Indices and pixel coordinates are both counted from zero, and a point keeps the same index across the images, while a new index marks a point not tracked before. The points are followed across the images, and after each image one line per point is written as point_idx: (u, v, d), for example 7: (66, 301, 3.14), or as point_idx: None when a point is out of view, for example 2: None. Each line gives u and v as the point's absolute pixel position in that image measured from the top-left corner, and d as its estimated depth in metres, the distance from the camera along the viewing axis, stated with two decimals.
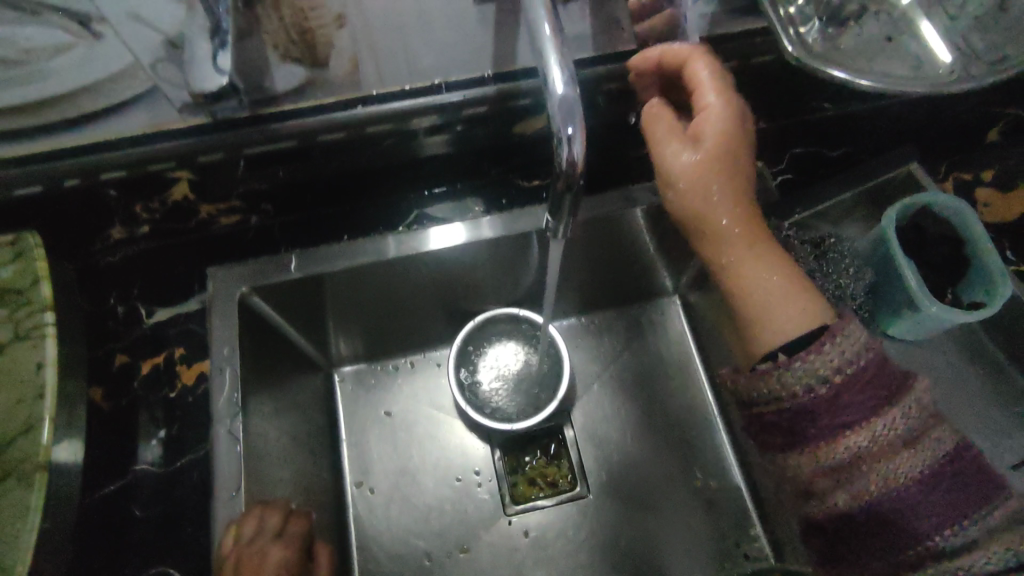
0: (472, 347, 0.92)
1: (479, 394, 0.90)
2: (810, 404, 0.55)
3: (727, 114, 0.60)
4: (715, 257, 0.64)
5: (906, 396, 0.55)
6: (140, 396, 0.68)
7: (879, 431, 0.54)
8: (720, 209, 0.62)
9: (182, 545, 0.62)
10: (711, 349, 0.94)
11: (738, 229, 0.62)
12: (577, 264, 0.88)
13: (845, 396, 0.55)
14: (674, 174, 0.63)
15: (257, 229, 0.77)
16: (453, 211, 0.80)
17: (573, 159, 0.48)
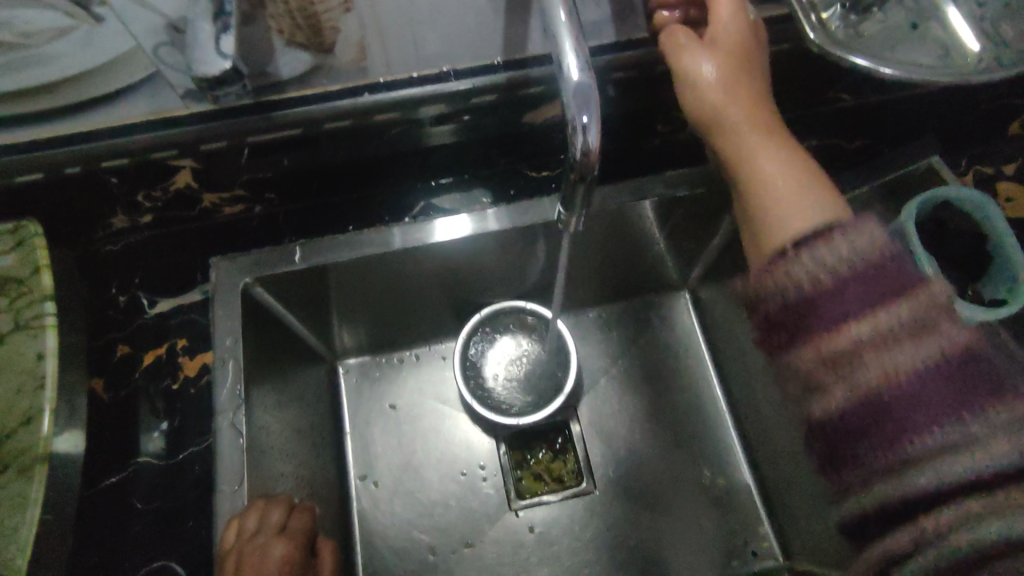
0: (477, 341, 0.90)
1: (483, 388, 0.89)
2: (809, 292, 0.47)
3: (739, 20, 0.57)
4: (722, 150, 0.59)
5: (924, 291, 0.45)
6: (140, 387, 0.67)
7: (882, 319, 0.44)
8: (728, 99, 0.58)
9: (183, 540, 0.62)
10: (721, 344, 0.92)
11: (741, 115, 0.58)
12: (586, 257, 0.86)
13: (847, 284, 0.46)
14: (702, 88, 0.58)
15: (260, 219, 0.76)
16: (460, 203, 0.79)
17: (587, 148, 0.47)
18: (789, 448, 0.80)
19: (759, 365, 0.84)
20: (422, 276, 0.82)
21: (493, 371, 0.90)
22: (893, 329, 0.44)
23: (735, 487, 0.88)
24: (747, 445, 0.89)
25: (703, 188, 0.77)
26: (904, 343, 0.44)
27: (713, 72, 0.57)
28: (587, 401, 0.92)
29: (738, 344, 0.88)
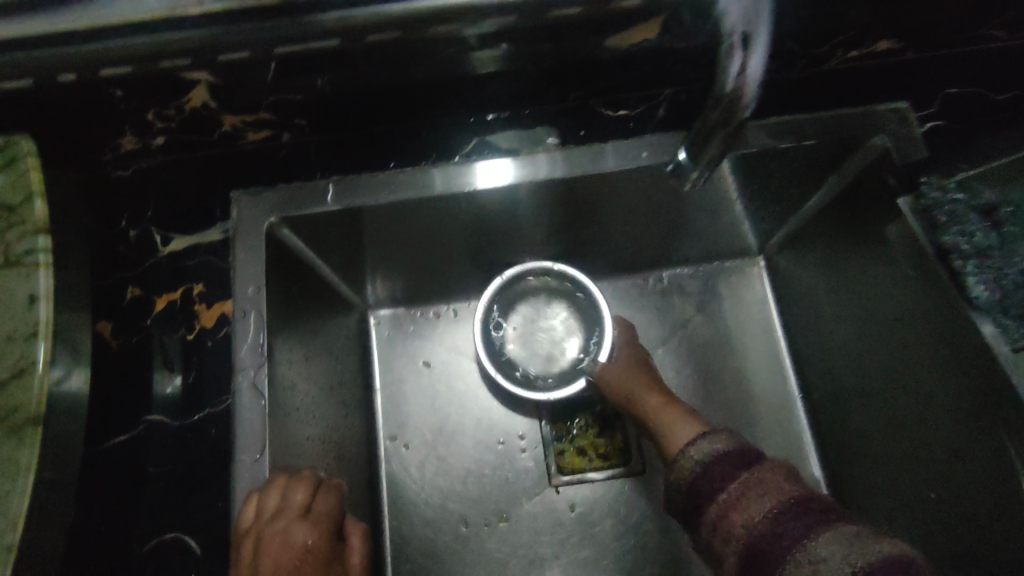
0: (536, 284, 0.83)
1: (507, 358, 0.81)
2: (693, 480, 0.53)
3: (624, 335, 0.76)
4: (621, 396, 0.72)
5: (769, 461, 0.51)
6: (152, 334, 0.61)
7: (748, 476, 0.50)
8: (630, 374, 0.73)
9: (198, 507, 0.56)
10: (799, 323, 0.81)
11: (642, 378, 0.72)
12: (654, 213, 0.75)
13: (718, 463, 0.53)
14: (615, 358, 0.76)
15: (289, 147, 0.65)
16: (522, 141, 0.67)
17: (745, 73, 0.40)
18: (872, 449, 0.70)
19: (847, 352, 0.72)
20: (463, 225, 0.72)
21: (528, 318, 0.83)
22: (747, 479, 0.50)
23: None
24: (820, 439, 0.79)
25: (812, 140, 0.64)
26: (740, 479, 0.50)
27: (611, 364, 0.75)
28: None
29: (821, 325, 0.76)
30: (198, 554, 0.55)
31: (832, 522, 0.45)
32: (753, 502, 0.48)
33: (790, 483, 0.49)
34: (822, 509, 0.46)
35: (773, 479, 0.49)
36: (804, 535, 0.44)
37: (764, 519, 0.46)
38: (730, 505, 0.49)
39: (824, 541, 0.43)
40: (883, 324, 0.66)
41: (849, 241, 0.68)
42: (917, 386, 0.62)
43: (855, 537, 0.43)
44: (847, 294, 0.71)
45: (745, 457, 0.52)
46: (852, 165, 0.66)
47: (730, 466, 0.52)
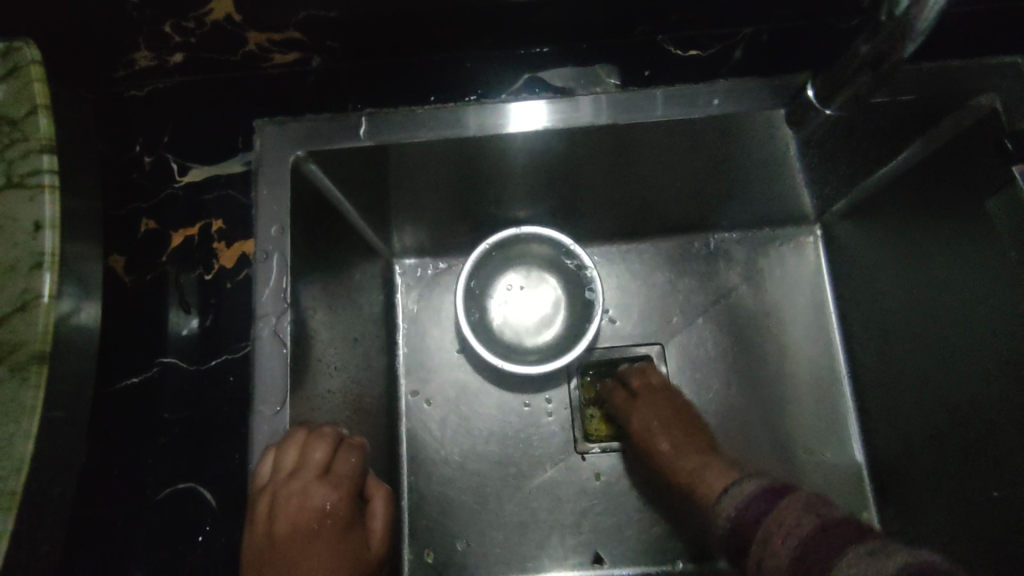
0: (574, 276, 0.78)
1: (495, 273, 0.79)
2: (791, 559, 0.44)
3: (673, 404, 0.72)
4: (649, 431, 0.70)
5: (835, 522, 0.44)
6: (168, 272, 0.56)
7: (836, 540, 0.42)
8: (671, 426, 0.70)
9: (214, 457, 0.53)
10: (855, 298, 0.75)
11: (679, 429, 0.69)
12: (710, 169, 0.68)
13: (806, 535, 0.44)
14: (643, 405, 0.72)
15: (320, 74, 0.59)
16: (577, 79, 0.59)
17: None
18: (925, 438, 0.65)
19: (905, 333, 0.67)
20: (501, 170, 0.65)
21: (534, 296, 0.80)
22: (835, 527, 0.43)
23: (840, 466, 0.74)
24: (866, 423, 0.74)
25: (909, 94, 0.57)
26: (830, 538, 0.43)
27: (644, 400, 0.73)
28: (678, 342, 0.78)
29: (880, 304, 0.70)
30: (213, 505, 0.52)
31: (858, 541, 0.42)
32: (785, 542, 0.45)
33: (810, 513, 0.46)
34: (846, 528, 0.43)
35: (792, 516, 0.47)
36: (830, 559, 0.42)
37: (793, 559, 0.44)
38: (767, 547, 0.46)
39: (848, 564, 0.41)
40: (960, 307, 0.60)
41: (932, 213, 0.61)
42: (997, 377, 0.57)
43: (876, 557, 0.40)
44: (918, 272, 0.64)
45: (766, 497, 0.50)
46: (946, 127, 0.59)
47: (760, 508, 0.50)
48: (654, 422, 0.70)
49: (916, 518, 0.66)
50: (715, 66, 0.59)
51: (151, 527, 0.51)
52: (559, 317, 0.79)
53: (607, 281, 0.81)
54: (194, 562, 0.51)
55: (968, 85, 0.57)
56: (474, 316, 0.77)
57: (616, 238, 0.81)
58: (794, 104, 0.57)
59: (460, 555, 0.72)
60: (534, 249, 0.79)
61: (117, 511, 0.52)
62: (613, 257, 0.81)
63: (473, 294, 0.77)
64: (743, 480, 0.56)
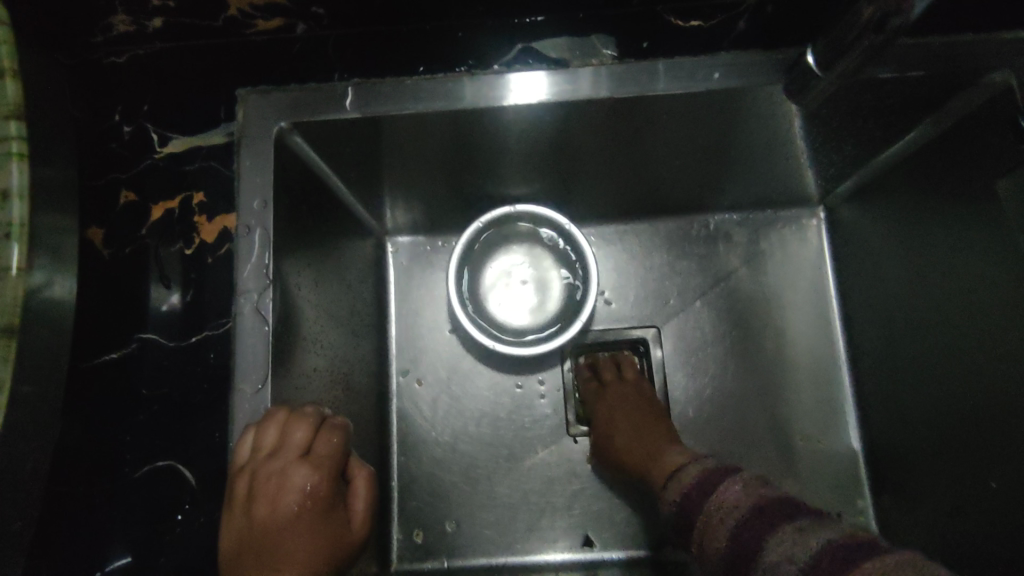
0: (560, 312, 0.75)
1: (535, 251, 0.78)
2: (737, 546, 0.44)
3: (631, 387, 0.75)
4: (608, 414, 0.73)
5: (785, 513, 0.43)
6: (148, 246, 0.55)
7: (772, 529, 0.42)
8: (629, 406, 0.73)
9: (195, 435, 0.52)
10: (857, 283, 0.73)
11: (637, 411, 0.72)
12: (712, 147, 0.65)
13: (748, 523, 0.44)
14: (609, 391, 0.75)
15: (305, 42, 0.55)
16: (573, 50, 0.56)
17: None
18: (924, 426, 0.64)
19: (908, 320, 0.65)
20: (493, 146, 0.63)
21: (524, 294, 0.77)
22: (774, 516, 0.43)
23: (835, 453, 0.73)
24: (865, 410, 0.72)
25: (917, 70, 0.54)
26: (764, 526, 0.43)
27: (603, 389, 0.76)
28: (674, 325, 0.77)
29: (882, 289, 0.68)
30: (193, 483, 0.51)
31: (793, 518, 0.42)
32: (724, 525, 0.46)
33: (745, 495, 0.47)
34: (784, 508, 0.44)
35: (731, 498, 0.48)
36: (758, 540, 0.43)
37: (729, 542, 0.45)
38: (708, 529, 0.47)
39: (778, 544, 0.41)
40: (966, 293, 0.58)
41: (940, 196, 0.59)
42: (1001, 365, 0.56)
43: (801, 533, 0.41)
44: (920, 257, 0.62)
45: (709, 480, 0.51)
46: (958, 107, 0.56)
47: (701, 491, 0.51)
48: (619, 414, 0.72)
49: (912, 507, 0.65)
50: (716, 40, 0.56)
51: (130, 504, 0.51)
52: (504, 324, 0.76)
53: (603, 263, 0.79)
54: (173, 541, 0.50)
55: (982, 61, 0.53)
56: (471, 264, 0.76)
57: (613, 218, 0.79)
58: (793, 73, 0.54)
59: (448, 536, 0.72)
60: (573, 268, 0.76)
61: (96, 488, 0.51)
62: (609, 238, 0.79)
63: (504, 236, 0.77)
64: (689, 463, 0.58)
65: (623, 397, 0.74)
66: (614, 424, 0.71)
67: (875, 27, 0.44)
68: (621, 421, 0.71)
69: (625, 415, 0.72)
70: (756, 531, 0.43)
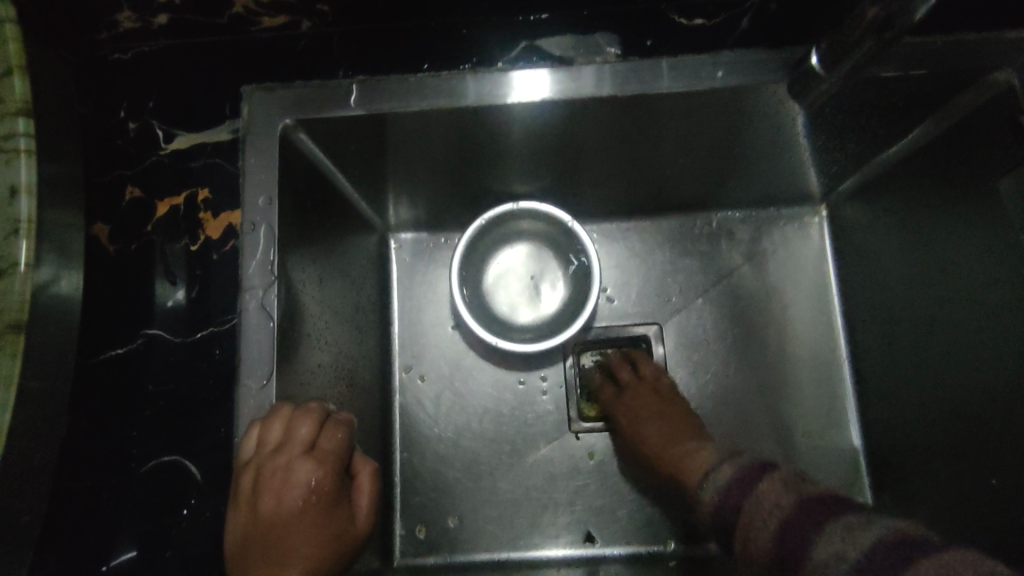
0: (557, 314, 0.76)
1: (542, 251, 0.78)
2: (783, 545, 0.42)
3: (651, 385, 0.74)
4: (632, 415, 0.72)
5: (830, 510, 0.42)
6: (153, 242, 0.55)
7: (823, 527, 0.41)
8: (651, 405, 0.72)
9: (201, 430, 0.53)
10: (859, 281, 0.73)
11: (657, 409, 0.71)
12: (715, 145, 0.65)
13: (792, 519, 0.43)
14: (629, 391, 0.74)
15: (310, 39, 0.56)
16: (577, 48, 0.56)
17: None
18: (924, 424, 0.64)
19: (909, 318, 0.65)
20: (497, 142, 0.63)
21: (525, 290, 0.78)
22: (818, 513, 0.42)
23: (836, 450, 0.73)
24: (865, 407, 0.73)
25: (920, 69, 0.54)
26: (810, 524, 0.42)
27: (623, 389, 0.75)
28: (676, 322, 0.77)
29: (884, 287, 0.69)
30: (198, 478, 0.52)
31: (839, 515, 0.41)
32: (768, 525, 0.44)
33: (786, 493, 0.45)
34: (826, 504, 0.43)
35: (771, 498, 0.46)
36: (808, 539, 0.41)
37: (775, 542, 0.43)
38: (751, 532, 0.45)
39: (825, 541, 0.40)
40: (968, 291, 0.58)
41: (942, 194, 0.59)
42: (1002, 363, 0.56)
43: (850, 532, 0.39)
44: (924, 255, 0.62)
45: (747, 478, 0.50)
46: (959, 105, 0.56)
47: (741, 490, 0.49)
48: (641, 413, 0.72)
49: (912, 504, 0.66)
50: (718, 39, 0.56)
51: (136, 498, 0.51)
52: (502, 316, 0.77)
53: (606, 260, 0.79)
54: (179, 535, 0.51)
55: (984, 60, 0.53)
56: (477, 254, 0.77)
57: (617, 215, 0.79)
58: (797, 72, 0.54)
59: (451, 531, 0.72)
60: (577, 273, 0.77)
61: (102, 482, 0.52)
62: (612, 235, 0.80)
63: (514, 231, 0.78)
64: (721, 462, 0.57)
65: (644, 398, 0.73)
66: (641, 424, 0.71)
67: (880, 27, 0.44)
68: (644, 422, 0.71)
69: (647, 413, 0.71)
70: (801, 530, 0.42)
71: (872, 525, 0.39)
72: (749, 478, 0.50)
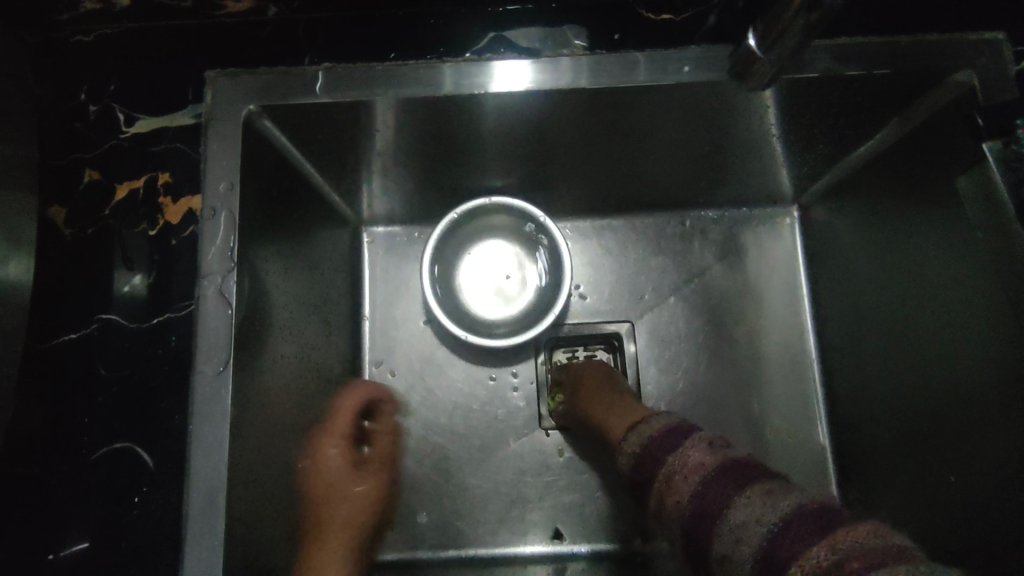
0: (528, 310, 0.77)
1: (523, 245, 0.78)
2: (699, 506, 0.42)
3: (601, 369, 0.71)
4: (579, 391, 0.69)
5: (750, 476, 0.42)
6: (111, 227, 0.54)
7: (741, 496, 0.41)
8: (599, 384, 0.69)
9: (155, 418, 0.52)
10: (828, 281, 0.74)
11: (603, 386, 0.68)
12: (687, 143, 0.66)
13: (712, 483, 0.43)
14: (582, 368, 0.72)
15: (275, 25, 0.55)
16: (544, 41, 0.55)
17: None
18: (888, 421, 0.65)
19: (875, 317, 0.66)
20: (468, 136, 0.63)
21: (501, 283, 0.78)
22: (742, 477, 0.42)
23: (804, 448, 0.74)
24: (834, 407, 0.73)
25: (884, 68, 0.55)
26: (729, 488, 0.42)
27: (579, 367, 0.72)
28: (648, 320, 0.77)
29: (853, 287, 0.69)
30: (151, 467, 0.51)
31: (756, 480, 0.41)
32: (689, 483, 0.45)
33: (711, 452, 0.46)
34: (747, 468, 0.43)
35: (697, 457, 0.46)
36: (723, 503, 0.41)
37: (693, 499, 0.43)
38: (673, 482, 0.46)
39: (741, 504, 0.40)
40: (930, 290, 0.59)
41: (907, 193, 0.60)
42: (962, 360, 0.56)
43: (768, 495, 0.39)
44: (889, 256, 0.63)
45: (676, 436, 0.50)
46: (923, 107, 0.57)
47: (665, 446, 0.50)
48: (582, 391, 0.69)
49: (876, 500, 0.66)
50: (687, 32, 0.56)
51: (88, 487, 0.50)
52: (477, 308, 0.77)
53: (578, 257, 0.79)
54: (130, 523, 0.50)
55: (943, 62, 0.54)
56: (457, 243, 0.77)
57: (591, 213, 0.79)
58: (734, 56, 0.54)
59: (418, 527, 0.71)
60: (552, 270, 0.76)
61: (52, 470, 0.51)
62: (585, 232, 0.80)
63: (495, 223, 0.77)
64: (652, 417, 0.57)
65: (594, 378, 0.70)
66: (582, 399, 0.68)
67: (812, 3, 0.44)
68: (588, 396, 0.68)
69: (585, 388, 0.69)
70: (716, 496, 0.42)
71: (781, 491, 0.40)
72: (677, 441, 0.49)
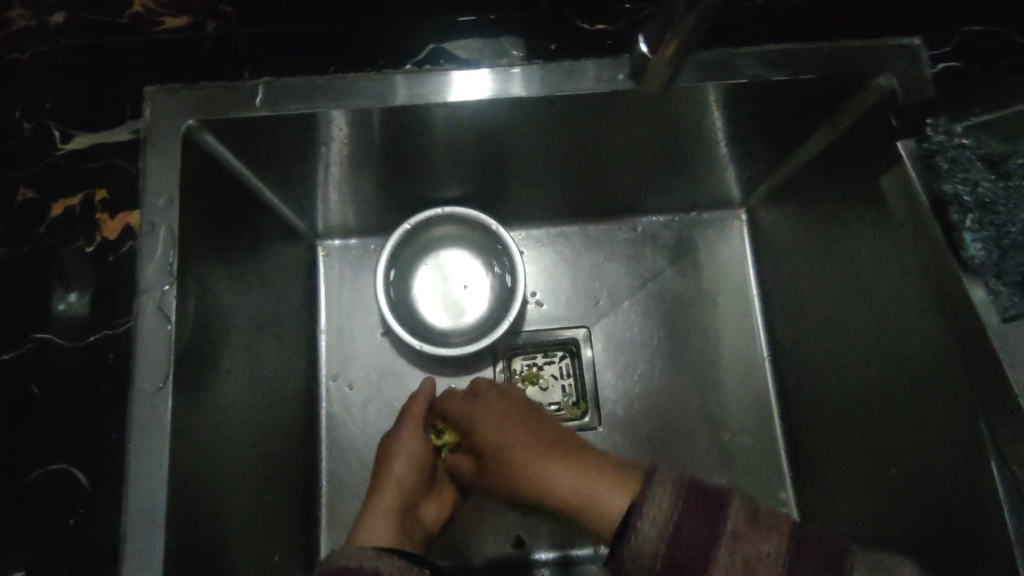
0: (485, 318, 0.77)
1: (481, 253, 0.78)
2: None
3: (505, 404, 0.66)
4: (495, 441, 0.64)
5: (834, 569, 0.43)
6: (48, 245, 0.54)
7: None
8: (512, 433, 0.63)
9: (93, 437, 0.51)
10: (776, 280, 0.76)
11: (524, 437, 0.62)
12: (632, 150, 0.67)
13: None
14: (486, 409, 0.66)
15: (215, 41, 0.55)
16: (484, 51, 0.56)
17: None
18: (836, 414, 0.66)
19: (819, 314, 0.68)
20: (417, 148, 0.64)
21: (458, 290, 0.78)
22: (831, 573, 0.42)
23: (758, 444, 0.75)
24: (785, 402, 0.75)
25: (809, 73, 0.57)
26: None
27: (489, 404, 0.66)
28: (604, 324, 0.78)
29: (799, 286, 0.71)
30: (88, 487, 0.50)
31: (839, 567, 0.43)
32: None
33: (763, 534, 0.44)
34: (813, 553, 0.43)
35: (757, 544, 0.44)
36: None
37: None
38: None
39: None
40: (866, 286, 0.61)
41: (841, 193, 0.62)
42: (897, 352, 0.58)
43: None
44: (830, 253, 0.65)
45: (699, 515, 0.45)
46: (850, 110, 0.60)
47: (696, 533, 0.44)
48: (498, 443, 0.63)
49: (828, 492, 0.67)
50: (620, 41, 0.57)
51: (24, 509, 0.49)
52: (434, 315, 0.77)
53: (534, 264, 0.80)
54: (67, 545, 0.49)
55: (864, 67, 0.57)
56: (413, 252, 0.77)
57: (546, 221, 0.80)
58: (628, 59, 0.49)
59: None
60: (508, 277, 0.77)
61: None
62: (541, 240, 0.81)
63: (452, 232, 0.78)
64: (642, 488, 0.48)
65: (507, 423, 0.64)
66: (504, 450, 0.63)
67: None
68: (508, 447, 0.62)
69: (495, 436, 0.64)
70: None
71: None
72: (714, 528, 0.45)
